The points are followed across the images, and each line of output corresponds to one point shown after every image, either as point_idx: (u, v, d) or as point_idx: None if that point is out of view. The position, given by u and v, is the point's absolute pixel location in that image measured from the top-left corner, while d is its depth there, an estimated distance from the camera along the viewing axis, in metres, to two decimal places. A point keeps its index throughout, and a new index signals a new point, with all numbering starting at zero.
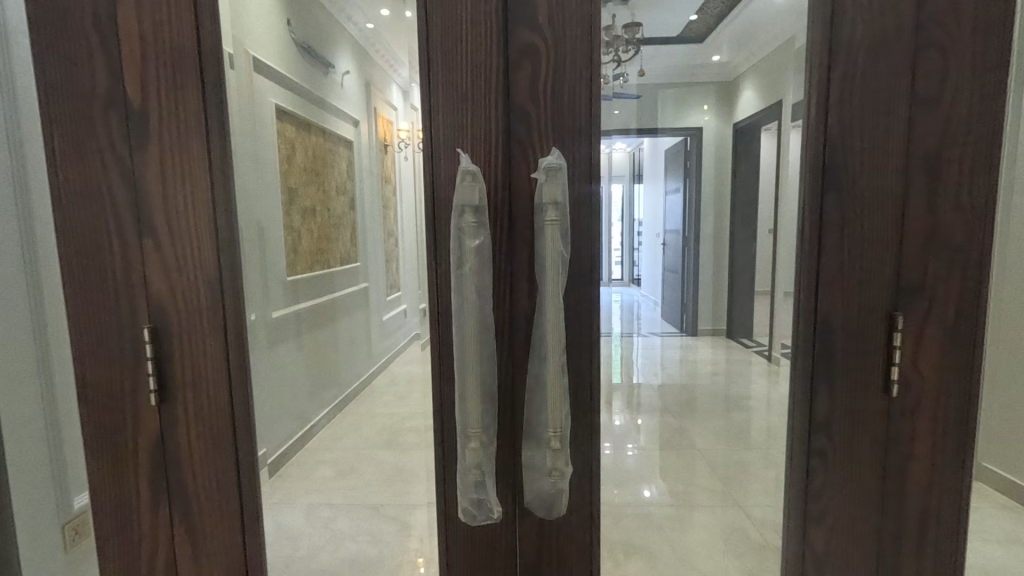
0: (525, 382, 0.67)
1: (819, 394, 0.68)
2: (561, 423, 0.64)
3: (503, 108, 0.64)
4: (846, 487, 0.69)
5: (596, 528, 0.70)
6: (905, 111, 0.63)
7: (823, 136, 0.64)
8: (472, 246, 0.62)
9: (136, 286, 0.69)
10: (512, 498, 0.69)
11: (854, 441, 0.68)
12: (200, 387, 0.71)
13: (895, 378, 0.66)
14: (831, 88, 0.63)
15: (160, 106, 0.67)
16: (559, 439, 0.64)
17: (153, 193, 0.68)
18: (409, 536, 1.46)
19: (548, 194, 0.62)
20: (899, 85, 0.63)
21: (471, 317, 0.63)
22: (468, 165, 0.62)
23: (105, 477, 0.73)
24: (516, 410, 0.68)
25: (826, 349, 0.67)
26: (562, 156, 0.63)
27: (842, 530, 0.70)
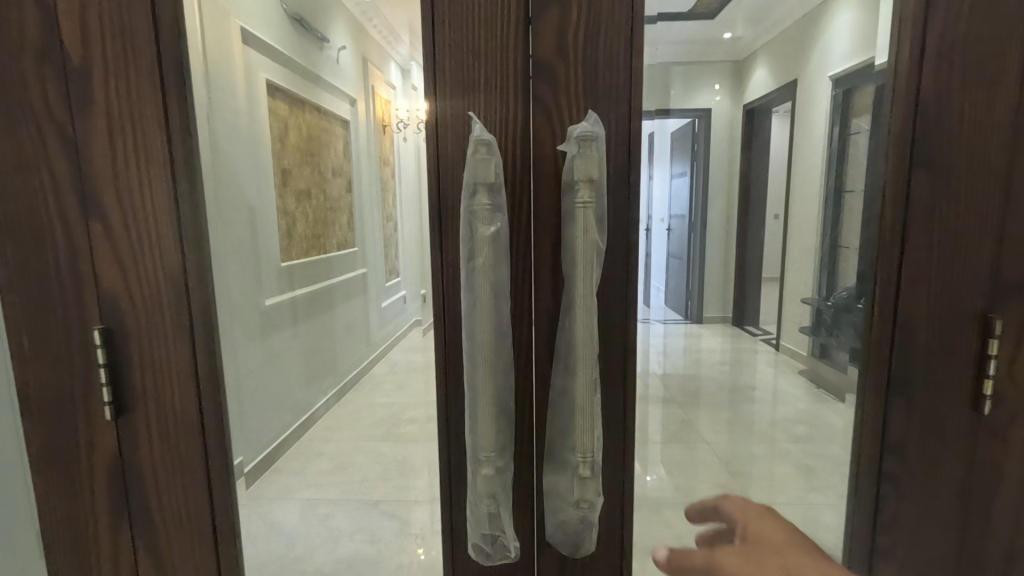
0: (548, 395, 0.57)
1: (892, 409, 0.58)
2: (591, 447, 0.52)
3: (523, 65, 0.52)
4: (920, 514, 0.60)
5: (627, 558, 0.61)
6: (1016, 70, 0.52)
7: (914, 99, 0.53)
8: (486, 235, 0.51)
9: (84, 280, 0.58)
10: (532, 529, 0.59)
11: (935, 462, 0.58)
12: (164, 398, 0.61)
13: (989, 394, 0.55)
14: (927, 40, 0.52)
15: (106, 63, 0.55)
16: (588, 466, 0.53)
17: (101, 169, 0.57)
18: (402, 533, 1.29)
19: (581, 170, 0.50)
20: (1009, 37, 0.51)
21: (485, 320, 0.52)
22: (482, 134, 0.51)
23: (55, 503, 0.63)
24: (534, 429, 0.58)
25: (903, 357, 0.57)
26: (598, 123, 0.52)
27: (911, 562, 0.61)
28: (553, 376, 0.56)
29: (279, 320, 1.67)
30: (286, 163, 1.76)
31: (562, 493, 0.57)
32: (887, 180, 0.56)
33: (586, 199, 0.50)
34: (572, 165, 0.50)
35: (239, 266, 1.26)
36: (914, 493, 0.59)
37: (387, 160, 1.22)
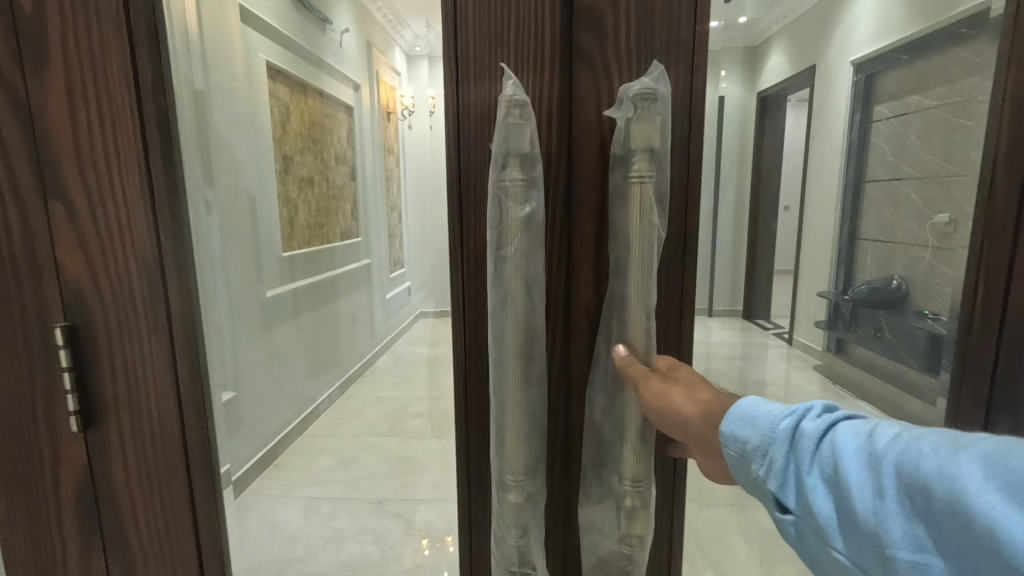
0: (586, 409, 0.48)
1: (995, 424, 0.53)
2: (644, 474, 0.45)
3: (564, 10, 0.43)
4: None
5: None
6: None
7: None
8: (519, 217, 0.43)
9: (43, 270, 0.50)
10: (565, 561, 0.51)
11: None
12: (139, 407, 0.53)
13: None
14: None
15: (64, 11, 0.46)
16: (638, 497, 0.45)
17: (61, 138, 0.48)
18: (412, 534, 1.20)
19: (638, 138, 0.41)
20: None
21: (515, 318, 0.44)
22: (514, 93, 0.42)
23: (16, 525, 0.55)
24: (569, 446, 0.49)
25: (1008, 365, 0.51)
26: (662, 83, 0.42)
27: None
28: (592, 386, 0.47)
29: (280, 313, 1.59)
30: (287, 150, 1.67)
31: (599, 519, 0.49)
32: (993, 155, 0.51)
33: (642, 173, 0.41)
34: (623, 132, 0.42)
35: (240, 256, 1.18)
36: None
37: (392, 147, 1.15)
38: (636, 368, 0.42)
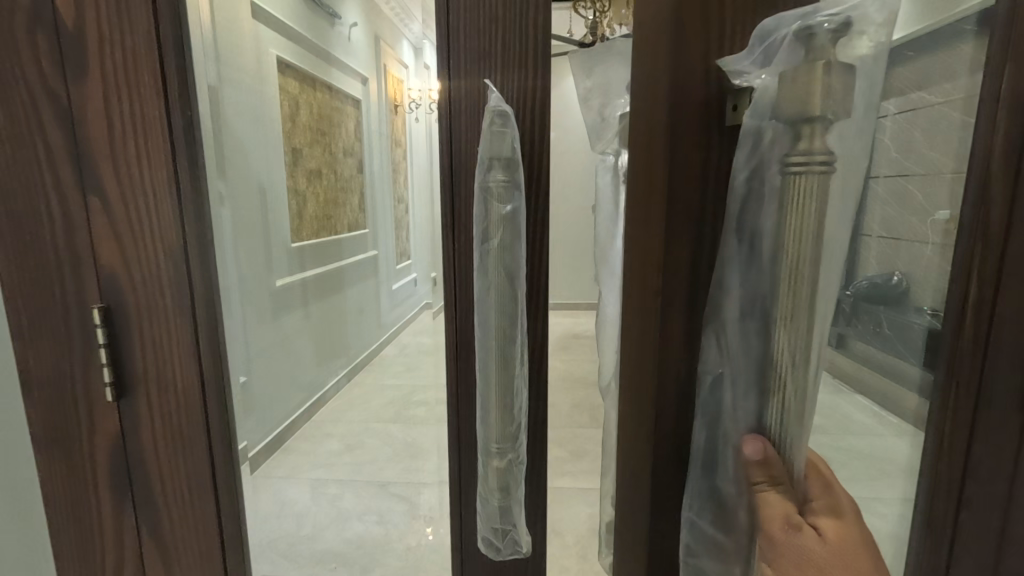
0: (686, 508, 0.36)
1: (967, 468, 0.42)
2: None
3: (547, 27, 0.48)
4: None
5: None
6: None
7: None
8: (501, 214, 0.49)
9: (81, 258, 0.56)
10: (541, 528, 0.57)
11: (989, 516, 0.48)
12: (164, 381, 0.59)
13: None
14: None
15: (100, 27, 0.52)
16: None
17: (98, 142, 0.54)
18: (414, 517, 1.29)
19: (790, 102, 0.28)
20: None
21: (496, 305, 0.50)
22: (498, 104, 0.48)
23: (58, 484, 0.62)
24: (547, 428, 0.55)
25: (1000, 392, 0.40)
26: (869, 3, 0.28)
27: None
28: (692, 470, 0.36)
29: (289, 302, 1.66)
30: (297, 143, 1.75)
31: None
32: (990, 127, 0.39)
33: (813, 149, 0.28)
34: (772, 99, 0.29)
35: (251, 248, 1.25)
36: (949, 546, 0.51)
37: (399, 143, 1.19)
38: (778, 517, 0.32)
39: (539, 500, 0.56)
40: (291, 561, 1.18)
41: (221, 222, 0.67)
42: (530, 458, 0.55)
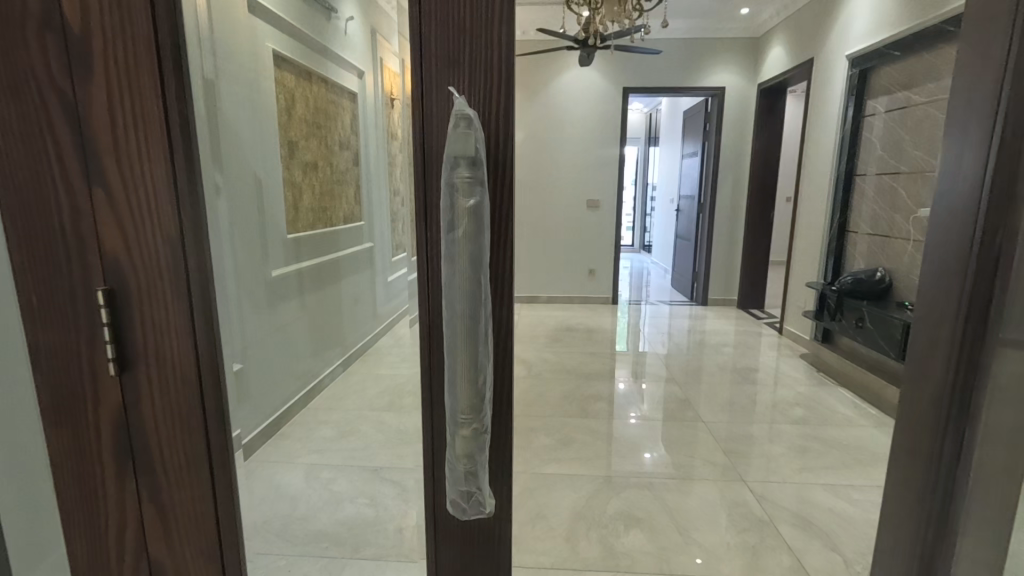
0: None
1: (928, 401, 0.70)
2: None
3: (511, 39, 0.54)
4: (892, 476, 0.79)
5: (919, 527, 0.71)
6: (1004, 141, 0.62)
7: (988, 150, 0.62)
8: (465, 207, 0.54)
9: (88, 244, 0.61)
10: (505, 493, 0.63)
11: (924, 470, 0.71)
12: (162, 360, 0.64)
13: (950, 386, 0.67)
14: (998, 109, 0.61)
15: (103, 31, 0.57)
16: None
17: (102, 137, 0.59)
18: (401, 507, 1.31)
19: None
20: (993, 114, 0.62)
21: (463, 290, 0.56)
22: (463, 108, 0.53)
23: (67, 452, 0.67)
24: (504, 403, 0.61)
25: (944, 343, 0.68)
26: None
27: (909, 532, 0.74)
28: None
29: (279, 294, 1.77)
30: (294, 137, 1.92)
31: None
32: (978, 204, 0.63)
33: None
34: None
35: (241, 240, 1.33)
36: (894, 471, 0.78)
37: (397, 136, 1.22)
38: None
39: (502, 468, 0.62)
40: (281, 540, 1.27)
41: (215, 212, 0.73)
42: (495, 430, 0.61)
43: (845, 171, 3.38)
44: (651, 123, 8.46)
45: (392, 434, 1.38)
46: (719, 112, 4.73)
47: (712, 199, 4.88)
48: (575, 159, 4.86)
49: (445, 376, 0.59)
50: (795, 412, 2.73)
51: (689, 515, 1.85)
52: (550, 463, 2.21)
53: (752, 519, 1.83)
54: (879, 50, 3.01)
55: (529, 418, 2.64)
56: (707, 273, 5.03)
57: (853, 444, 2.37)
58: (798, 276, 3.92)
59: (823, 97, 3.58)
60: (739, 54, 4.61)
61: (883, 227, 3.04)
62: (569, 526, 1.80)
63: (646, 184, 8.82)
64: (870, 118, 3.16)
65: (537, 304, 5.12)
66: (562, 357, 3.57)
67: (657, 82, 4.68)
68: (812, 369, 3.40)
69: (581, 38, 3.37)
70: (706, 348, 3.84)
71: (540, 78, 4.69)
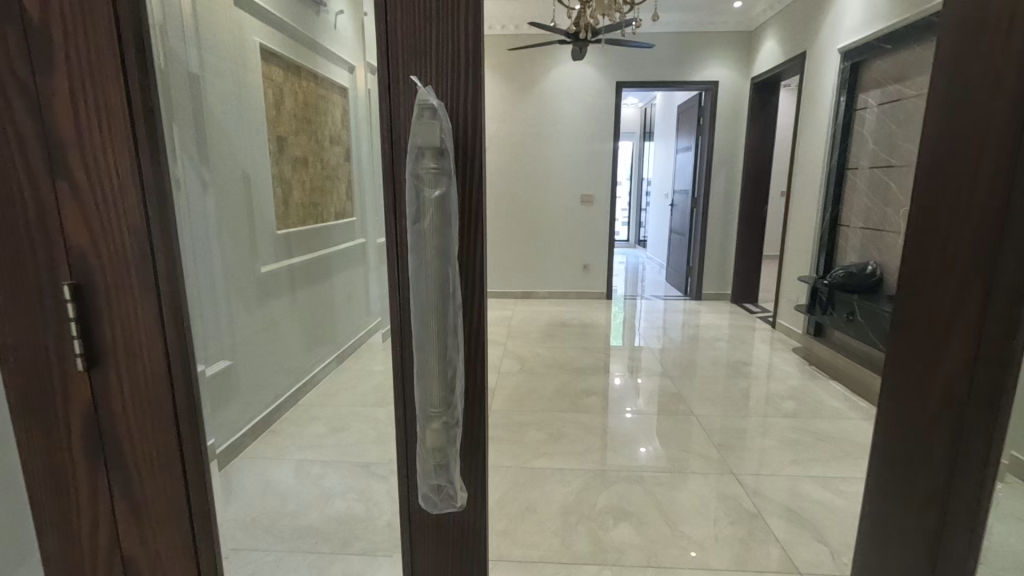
0: None
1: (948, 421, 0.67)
2: None
3: (477, 28, 0.53)
4: (879, 459, 0.81)
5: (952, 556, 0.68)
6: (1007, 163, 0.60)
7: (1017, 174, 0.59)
8: (432, 198, 0.54)
9: (54, 239, 0.61)
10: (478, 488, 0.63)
11: (926, 453, 0.70)
12: (133, 354, 0.63)
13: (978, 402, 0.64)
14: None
15: (64, 22, 0.56)
16: None
17: (66, 130, 0.58)
18: (389, 502, 1.30)
19: None
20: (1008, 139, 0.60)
21: (433, 282, 0.56)
22: (427, 98, 0.53)
23: (38, 450, 0.67)
24: (476, 397, 0.61)
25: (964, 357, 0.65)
26: None
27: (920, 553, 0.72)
28: None
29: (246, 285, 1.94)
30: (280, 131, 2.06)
31: None
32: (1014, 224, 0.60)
33: None
34: None
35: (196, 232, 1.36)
36: (883, 455, 0.79)
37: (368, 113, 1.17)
38: None
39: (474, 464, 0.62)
40: None
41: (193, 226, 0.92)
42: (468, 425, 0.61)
43: (839, 165, 3.37)
44: (647, 117, 8.48)
45: (379, 429, 1.37)
46: (713, 106, 4.71)
47: (705, 193, 4.88)
48: (568, 155, 4.84)
49: (415, 368, 0.59)
50: (786, 405, 2.74)
51: (679, 508, 1.86)
52: (542, 457, 2.21)
53: (741, 512, 1.83)
54: (871, 43, 3.00)
55: (522, 413, 2.65)
56: (701, 267, 5.04)
57: (843, 436, 2.38)
58: (791, 269, 3.92)
59: (815, 91, 3.58)
60: (732, 48, 4.60)
61: (875, 221, 3.06)
62: (561, 520, 1.81)
63: (642, 180, 8.83)
64: (863, 112, 3.16)
65: (532, 299, 5.13)
66: (556, 352, 3.58)
67: (650, 75, 4.67)
68: (804, 362, 3.41)
69: (572, 31, 3.36)
70: (699, 342, 3.85)
71: (532, 73, 4.66)
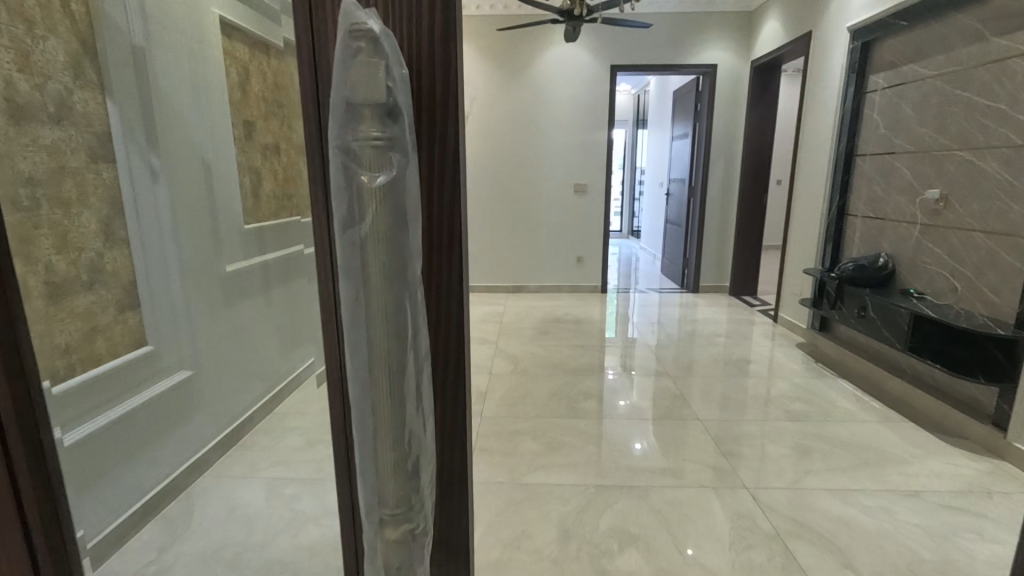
0: None
1: None
2: None
3: None
4: None
5: None
6: None
7: None
8: (375, 185, 0.51)
9: None
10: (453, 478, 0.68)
11: None
12: None
13: None
14: None
15: None
16: None
17: None
18: None
19: None
20: None
21: (381, 293, 0.54)
22: (369, 31, 0.49)
23: None
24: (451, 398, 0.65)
25: None
26: None
27: None
28: None
29: (203, 277, 1.90)
30: None
31: None
32: None
33: None
34: None
35: (51, 248, 1.33)
36: None
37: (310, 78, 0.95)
38: None
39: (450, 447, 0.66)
40: None
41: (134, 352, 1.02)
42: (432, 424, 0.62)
43: (845, 151, 3.20)
44: (639, 104, 8.23)
45: None
46: (710, 91, 4.52)
47: (703, 182, 4.69)
48: (560, 143, 4.62)
49: (363, 401, 0.58)
50: (795, 406, 2.58)
51: (688, 530, 1.69)
52: (536, 472, 2.03)
53: (756, 533, 1.67)
54: (883, 20, 2.82)
55: (512, 420, 2.46)
56: (698, 259, 4.87)
57: (858, 442, 2.22)
58: (794, 261, 3.76)
59: (821, 73, 3.40)
60: (729, 29, 4.40)
61: (882, 210, 2.91)
62: (558, 547, 1.63)
63: (635, 169, 8.60)
64: (872, 94, 2.99)
65: (522, 294, 4.93)
66: (549, 352, 3.38)
67: (646, 58, 4.45)
68: (810, 358, 3.26)
69: (566, 9, 3.12)
70: (698, 338, 3.68)
71: (522, 55, 4.44)
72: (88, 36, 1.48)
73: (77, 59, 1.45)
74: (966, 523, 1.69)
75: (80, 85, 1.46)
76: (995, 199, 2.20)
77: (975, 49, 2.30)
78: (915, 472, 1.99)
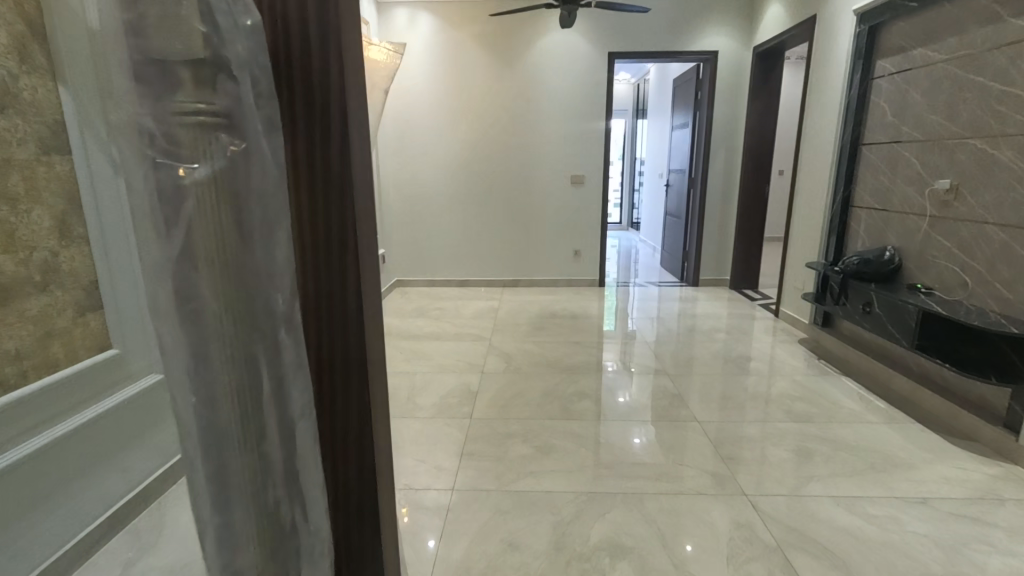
0: None
1: None
2: None
3: None
4: None
5: None
6: None
7: None
8: (190, 174, 0.53)
9: None
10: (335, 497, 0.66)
11: None
12: None
13: None
14: None
15: None
16: None
17: None
18: None
19: None
20: None
21: (206, 286, 0.56)
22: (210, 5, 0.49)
23: None
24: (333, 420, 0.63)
25: None
26: None
27: None
28: None
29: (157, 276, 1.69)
30: None
31: None
32: None
33: None
34: None
35: None
36: None
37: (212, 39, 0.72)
38: None
39: (337, 457, 0.65)
40: None
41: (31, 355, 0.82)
42: (299, 431, 0.62)
43: (850, 140, 3.07)
44: (639, 93, 8.07)
45: None
46: (711, 78, 4.39)
47: (703, 173, 4.57)
48: (556, 130, 4.50)
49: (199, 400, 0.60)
50: (797, 407, 2.48)
51: (683, 542, 1.60)
52: (526, 478, 1.94)
53: (756, 545, 1.58)
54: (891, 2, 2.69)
55: (503, 422, 2.37)
56: (698, 252, 4.76)
57: (862, 444, 2.13)
58: (796, 254, 3.65)
59: (826, 58, 3.26)
60: (731, 14, 4.26)
61: (889, 202, 2.80)
62: (547, 561, 1.54)
63: (634, 160, 8.45)
64: (879, 80, 2.87)
65: (519, 288, 4.83)
66: (544, 349, 3.28)
67: (645, 45, 4.32)
68: (812, 355, 3.16)
69: None
70: (697, 334, 3.58)
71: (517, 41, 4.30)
72: (35, 17, 1.36)
73: (22, 40, 1.33)
74: (978, 533, 1.60)
75: (28, 71, 1.35)
76: (1010, 189, 2.09)
77: (990, 31, 2.17)
78: (922, 477, 1.90)
